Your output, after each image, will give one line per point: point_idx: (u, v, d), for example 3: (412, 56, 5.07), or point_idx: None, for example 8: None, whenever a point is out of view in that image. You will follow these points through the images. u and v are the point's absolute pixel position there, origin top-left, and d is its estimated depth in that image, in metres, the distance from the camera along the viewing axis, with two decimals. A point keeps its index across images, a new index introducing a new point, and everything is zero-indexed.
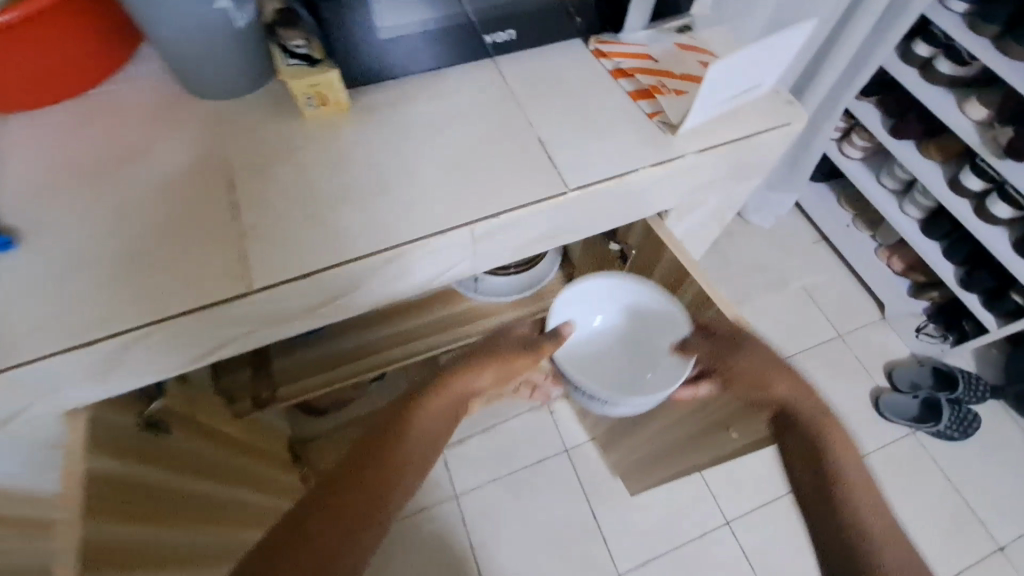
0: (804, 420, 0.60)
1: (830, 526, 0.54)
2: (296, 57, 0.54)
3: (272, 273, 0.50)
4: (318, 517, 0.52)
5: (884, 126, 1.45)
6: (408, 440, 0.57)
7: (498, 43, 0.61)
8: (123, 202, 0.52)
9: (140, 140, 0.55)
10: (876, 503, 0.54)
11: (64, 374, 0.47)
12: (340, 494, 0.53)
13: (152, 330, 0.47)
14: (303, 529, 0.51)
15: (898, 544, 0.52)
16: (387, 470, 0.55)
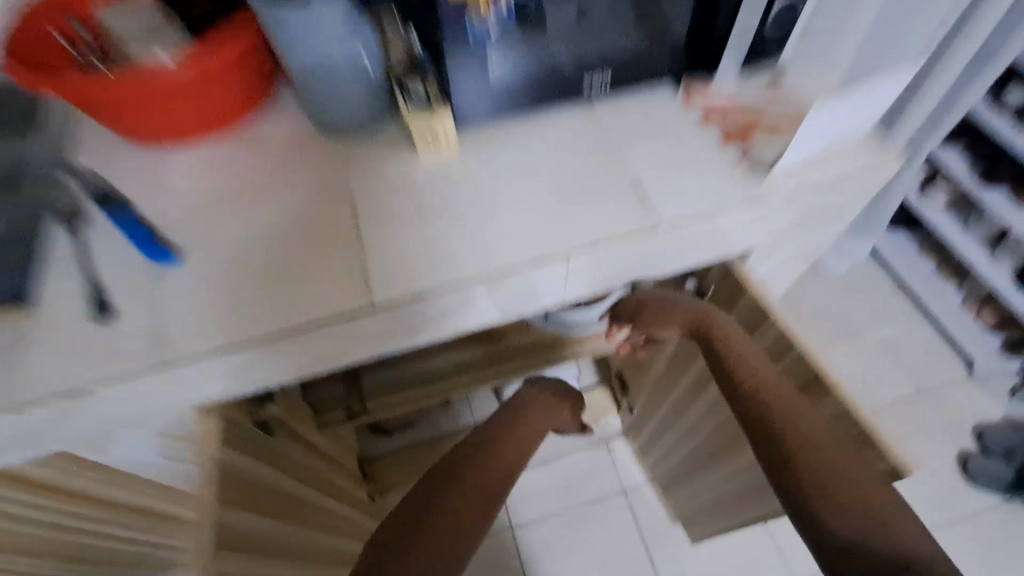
0: (741, 351, 0.62)
1: (755, 427, 0.57)
2: (415, 99, 0.57)
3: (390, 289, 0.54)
4: (443, 499, 0.58)
5: (973, 170, 1.33)
6: (485, 474, 0.64)
7: (594, 88, 0.62)
8: (263, 220, 0.57)
9: (272, 168, 0.60)
10: (799, 404, 0.57)
11: (219, 371, 0.53)
12: (427, 520, 0.55)
13: (287, 334, 0.52)
14: (407, 543, 0.53)
15: (828, 469, 0.52)
16: (480, 492, 0.62)
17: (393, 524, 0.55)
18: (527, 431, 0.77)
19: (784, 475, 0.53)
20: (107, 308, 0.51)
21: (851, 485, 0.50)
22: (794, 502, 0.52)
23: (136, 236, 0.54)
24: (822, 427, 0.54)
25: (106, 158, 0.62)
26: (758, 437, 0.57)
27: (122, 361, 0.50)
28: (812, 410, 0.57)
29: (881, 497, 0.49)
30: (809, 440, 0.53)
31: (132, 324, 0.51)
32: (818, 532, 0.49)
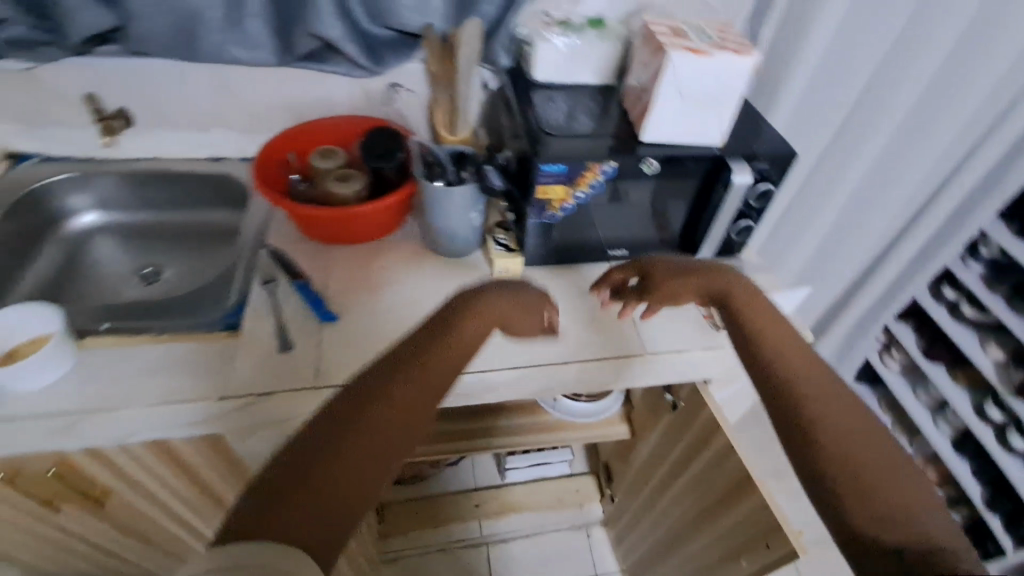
0: (777, 348, 0.69)
1: (785, 417, 0.64)
2: (500, 244, 0.90)
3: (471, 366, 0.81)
4: (339, 440, 0.55)
5: (918, 345, 1.62)
6: (392, 385, 0.61)
7: (616, 254, 0.94)
8: (391, 304, 0.86)
9: (399, 271, 0.91)
10: (832, 389, 0.64)
11: None
12: (376, 410, 0.59)
13: None
14: (325, 459, 0.54)
15: (857, 446, 0.59)
16: (383, 436, 0.58)
17: (298, 444, 0.55)
18: (464, 340, 0.69)
19: (805, 462, 0.60)
20: (288, 343, 0.79)
21: (877, 474, 0.57)
22: (819, 481, 0.59)
23: (313, 300, 0.83)
24: (857, 418, 0.62)
25: (292, 242, 0.94)
26: (794, 429, 0.62)
27: (290, 378, 0.76)
28: (846, 402, 0.63)
29: (909, 509, 0.55)
30: (835, 423, 0.61)
31: (301, 356, 0.79)
32: (837, 518, 0.56)
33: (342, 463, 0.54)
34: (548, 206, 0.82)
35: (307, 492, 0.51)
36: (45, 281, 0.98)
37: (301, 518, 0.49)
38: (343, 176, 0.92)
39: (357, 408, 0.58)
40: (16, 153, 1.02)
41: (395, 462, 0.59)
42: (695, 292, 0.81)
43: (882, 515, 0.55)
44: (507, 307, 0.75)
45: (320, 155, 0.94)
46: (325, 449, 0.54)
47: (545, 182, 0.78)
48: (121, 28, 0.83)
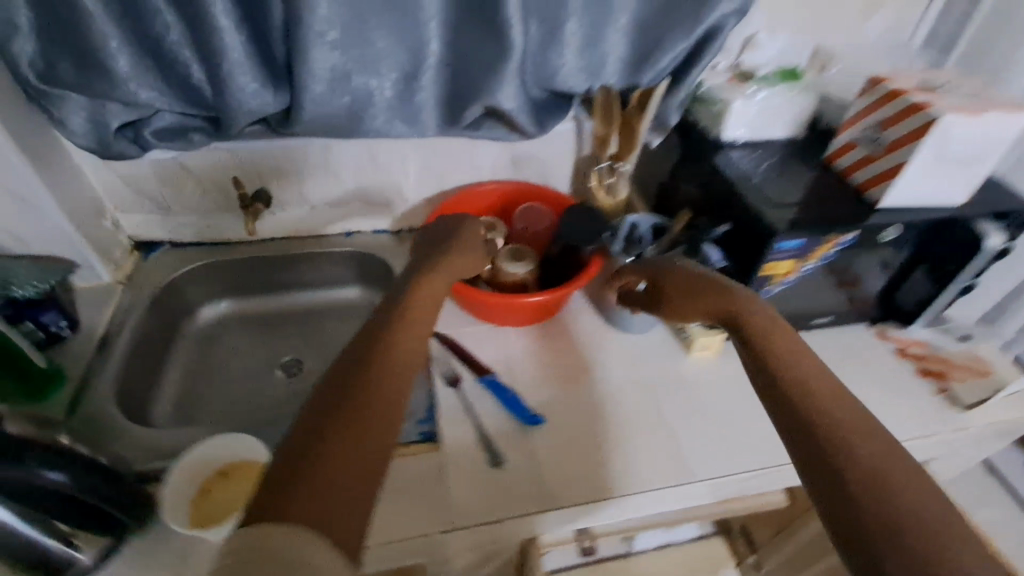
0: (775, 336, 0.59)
1: (798, 402, 0.52)
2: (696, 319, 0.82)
3: (701, 468, 0.72)
4: (324, 432, 0.47)
5: None
6: (389, 348, 0.56)
7: (817, 322, 0.85)
8: (589, 396, 0.78)
9: (585, 355, 0.83)
10: (829, 384, 0.53)
11: (572, 519, 0.68)
12: (371, 380, 0.53)
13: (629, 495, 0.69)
14: (319, 456, 0.46)
15: (892, 461, 0.46)
16: (373, 429, 0.49)
17: (312, 423, 0.48)
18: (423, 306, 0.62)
19: (819, 454, 0.48)
20: (498, 457, 0.71)
21: (904, 479, 0.45)
22: (838, 498, 0.45)
23: (510, 401, 0.75)
24: (847, 417, 0.50)
25: (460, 328, 0.85)
26: (801, 421, 0.51)
27: (512, 500, 0.68)
28: (832, 398, 0.52)
29: (938, 521, 0.43)
30: (854, 436, 0.48)
31: (514, 471, 0.70)
32: (840, 510, 0.45)
33: (334, 470, 0.45)
34: (770, 280, 0.73)
35: (309, 483, 0.44)
36: (185, 382, 0.90)
37: (324, 515, 0.43)
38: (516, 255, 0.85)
39: (361, 390, 0.51)
40: (144, 243, 0.95)
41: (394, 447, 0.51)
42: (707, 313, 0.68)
43: (898, 530, 0.42)
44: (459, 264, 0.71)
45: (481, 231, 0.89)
46: (318, 421, 0.48)
47: (777, 258, 0.70)
48: (289, 113, 0.76)
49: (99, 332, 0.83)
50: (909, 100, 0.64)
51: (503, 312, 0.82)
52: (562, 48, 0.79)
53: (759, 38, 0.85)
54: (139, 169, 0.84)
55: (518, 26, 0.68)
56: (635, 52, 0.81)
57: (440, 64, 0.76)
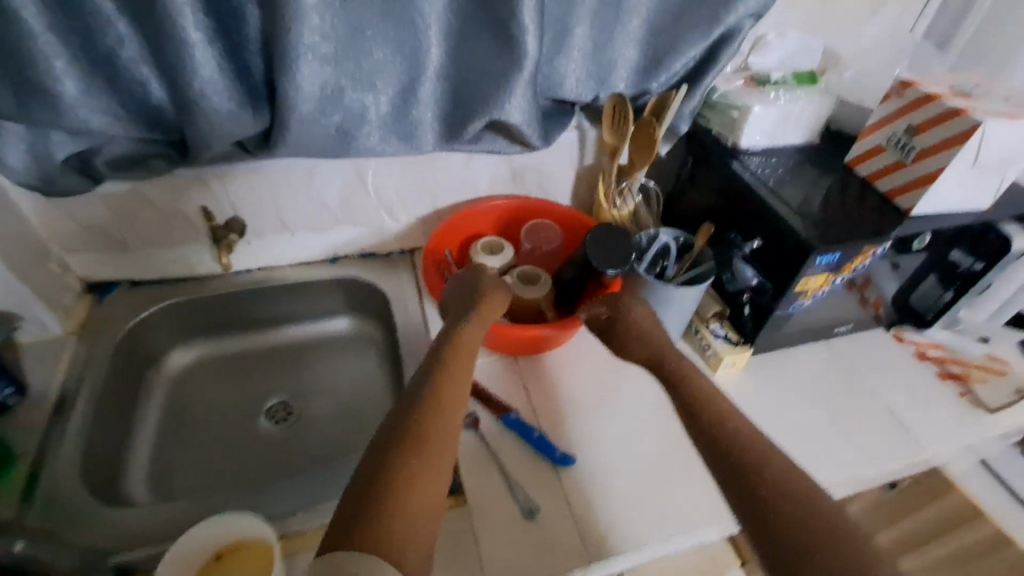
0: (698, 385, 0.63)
1: (718, 448, 0.57)
2: (718, 336, 0.77)
3: None
4: (402, 464, 0.52)
5: None
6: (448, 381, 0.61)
7: (838, 330, 0.83)
8: (619, 429, 0.72)
9: (608, 382, 0.78)
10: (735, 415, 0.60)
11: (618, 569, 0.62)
12: (441, 411, 0.58)
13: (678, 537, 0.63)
14: (397, 480, 0.51)
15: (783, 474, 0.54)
16: (440, 463, 0.54)
17: (388, 450, 0.53)
18: (470, 343, 0.66)
19: (741, 490, 0.54)
20: (532, 509, 0.63)
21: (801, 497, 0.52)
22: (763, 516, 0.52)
23: (537, 441, 0.68)
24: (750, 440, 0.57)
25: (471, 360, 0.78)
26: (715, 451, 0.57)
27: (553, 557, 0.61)
28: (742, 435, 0.57)
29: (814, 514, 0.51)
30: (761, 457, 0.55)
31: (551, 521, 0.63)
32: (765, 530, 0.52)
33: (410, 494, 0.50)
34: (801, 293, 0.69)
35: (389, 506, 0.49)
36: (159, 442, 0.80)
37: (403, 532, 0.48)
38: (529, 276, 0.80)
39: (430, 424, 0.56)
40: (98, 284, 0.83)
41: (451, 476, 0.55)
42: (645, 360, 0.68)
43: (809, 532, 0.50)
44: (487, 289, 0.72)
45: (488, 249, 0.84)
46: (393, 457, 0.52)
47: (811, 273, 0.66)
48: (269, 132, 0.67)
49: (53, 393, 0.72)
50: (948, 106, 0.62)
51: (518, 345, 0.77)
52: (568, 52, 0.73)
53: (767, 39, 0.82)
54: (90, 202, 0.73)
55: (531, 31, 0.62)
56: (645, 55, 0.76)
57: (440, 74, 0.68)
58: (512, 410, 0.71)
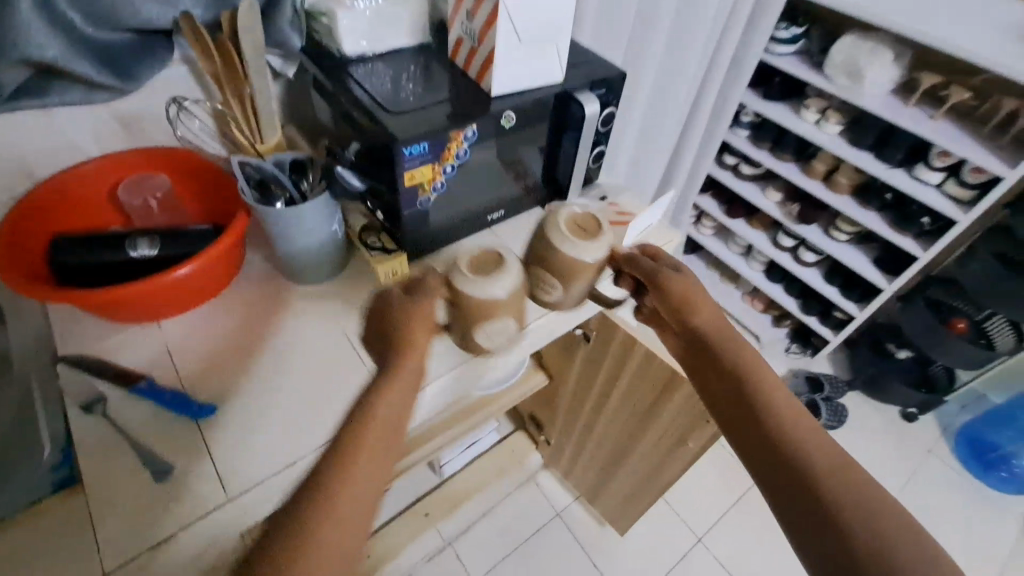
0: (759, 372, 0.63)
1: (778, 442, 0.57)
2: (375, 249, 0.81)
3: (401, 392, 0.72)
4: (297, 524, 0.48)
5: (721, 209, 1.99)
6: (380, 408, 0.56)
7: (493, 217, 0.92)
8: (271, 366, 0.72)
9: (263, 324, 0.77)
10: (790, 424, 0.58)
11: (272, 495, 0.64)
12: (369, 437, 0.55)
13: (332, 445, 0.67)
14: (305, 519, 0.48)
15: (836, 464, 0.54)
16: (354, 484, 0.52)
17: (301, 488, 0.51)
18: (409, 380, 0.59)
19: (781, 474, 0.55)
20: (164, 470, 0.61)
21: (862, 486, 0.52)
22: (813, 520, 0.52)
23: (169, 401, 0.65)
24: (802, 423, 0.58)
25: (109, 338, 0.72)
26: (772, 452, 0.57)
27: (192, 504, 0.60)
28: (812, 431, 0.57)
29: (870, 493, 0.52)
30: (816, 454, 0.55)
31: (190, 473, 0.62)
32: (812, 533, 0.51)
33: (342, 502, 0.50)
34: (418, 190, 0.74)
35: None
36: None
37: (323, 541, 0.48)
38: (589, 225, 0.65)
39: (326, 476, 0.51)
40: None
41: (389, 485, 0.55)
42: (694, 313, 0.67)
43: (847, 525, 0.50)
44: (419, 309, 0.62)
45: (480, 279, 0.59)
46: (290, 509, 0.49)
47: (412, 167, 0.71)
48: None
49: None
50: None
51: (129, 304, 0.69)
52: None
53: None
54: None
55: None
56: None
57: None
58: (142, 376, 0.66)
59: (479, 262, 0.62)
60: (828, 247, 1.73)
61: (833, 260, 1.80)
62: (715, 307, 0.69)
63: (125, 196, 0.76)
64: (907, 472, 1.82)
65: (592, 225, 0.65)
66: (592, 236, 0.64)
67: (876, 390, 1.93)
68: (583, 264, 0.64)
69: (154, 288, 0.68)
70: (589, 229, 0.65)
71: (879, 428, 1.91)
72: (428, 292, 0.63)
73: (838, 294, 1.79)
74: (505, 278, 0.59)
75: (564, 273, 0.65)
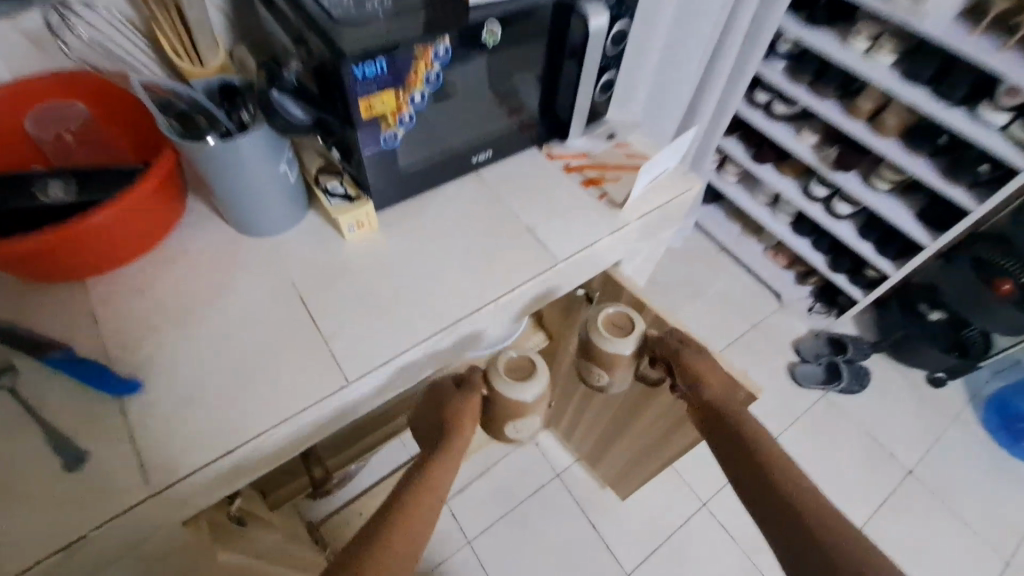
0: (758, 429, 0.61)
1: (779, 500, 0.56)
2: (336, 196, 0.69)
3: (362, 365, 0.63)
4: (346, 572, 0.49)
5: (748, 154, 1.80)
6: (435, 476, 0.61)
7: (481, 159, 0.78)
8: (210, 332, 0.62)
9: (205, 282, 0.66)
10: (788, 476, 0.57)
11: (207, 483, 0.55)
12: (412, 506, 0.57)
13: (278, 427, 0.58)
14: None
15: (830, 520, 0.53)
16: (403, 542, 0.53)
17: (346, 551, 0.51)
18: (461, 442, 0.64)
19: (785, 528, 0.54)
20: (77, 455, 0.52)
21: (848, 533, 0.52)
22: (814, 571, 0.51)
23: (84, 374, 0.55)
24: (802, 484, 0.56)
25: (27, 298, 0.62)
26: (774, 504, 0.56)
27: (110, 496, 0.51)
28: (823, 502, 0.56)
29: (859, 547, 0.51)
30: (810, 506, 0.54)
31: (108, 459, 0.53)
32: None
33: (395, 544, 0.53)
34: (381, 124, 0.62)
35: None
36: None
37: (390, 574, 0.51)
38: (622, 321, 0.72)
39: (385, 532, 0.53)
40: None
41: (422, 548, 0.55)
42: (715, 382, 0.65)
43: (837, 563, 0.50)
44: (459, 406, 0.67)
45: (518, 387, 0.68)
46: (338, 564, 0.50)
47: (366, 93, 0.57)
48: None
49: None
50: None
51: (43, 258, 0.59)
52: None
53: None
54: None
55: None
56: None
57: None
58: (55, 347, 0.55)
59: (517, 365, 0.70)
60: (867, 198, 1.55)
61: (870, 213, 1.63)
62: (721, 369, 0.67)
63: (33, 126, 0.68)
64: (930, 440, 1.72)
65: (625, 321, 0.71)
66: (628, 334, 0.71)
67: (904, 354, 1.80)
68: (621, 357, 0.70)
69: (72, 233, 0.57)
70: (623, 327, 0.71)
71: (903, 394, 1.80)
72: (472, 387, 0.69)
73: (873, 251, 1.63)
74: (535, 384, 0.67)
75: (603, 364, 0.71)
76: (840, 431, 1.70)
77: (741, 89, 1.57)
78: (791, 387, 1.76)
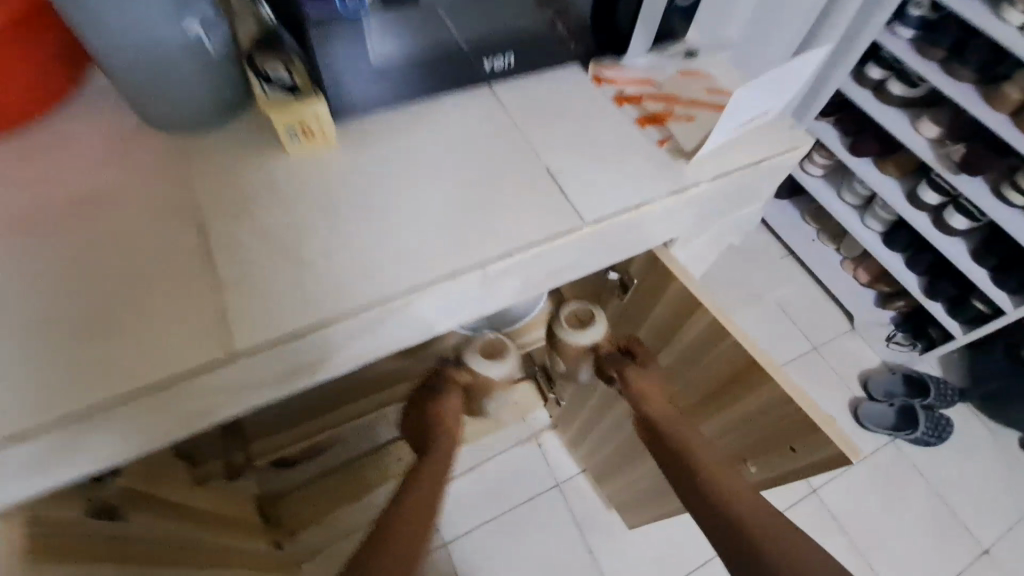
0: (695, 445, 0.64)
1: (730, 531, 0.54)
2: (277, 86, 0.48)
3: (259, 334, 0.44)
4: None
5: (844, 143, 1.48)
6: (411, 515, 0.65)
7: (496, 68, 0.55)
8: (68, 260, 0.46)
9: (83, 190, 0.49)
10: (756, 507, 0.56)
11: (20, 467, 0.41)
12: (395, 547, 0.60)
13: (126, 404, 0.42)
14: None
15: (781, 533, 0.53)
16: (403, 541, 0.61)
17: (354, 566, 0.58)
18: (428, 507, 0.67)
19: (731, 541, 0.54)
20: None
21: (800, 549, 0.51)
22: None
23: None
24: (756, 506, 0.56)
25: None
26: (725, 523, 0.55)
27: None
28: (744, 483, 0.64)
29: (797, 550, 0.51)
30: (763, 524, 0.54)
31: None
32: None
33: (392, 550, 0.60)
34: None
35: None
36: None
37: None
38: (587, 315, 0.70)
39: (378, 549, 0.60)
40: None
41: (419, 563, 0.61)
42: (664, 407, 0.68)
43: None
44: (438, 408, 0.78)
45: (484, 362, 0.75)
46: None
47: None
48: None
49: None
50: None
51: None
52: None
53: None
54: None
55: None
56: None
57: None
58: None
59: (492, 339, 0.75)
60: (995, 212, 1.23)
61: (993, 232, 1.30)
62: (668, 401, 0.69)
63: None
64: (1016, 516, 1.41)
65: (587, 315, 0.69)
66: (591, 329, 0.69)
67: (1000, 409, 1.48)
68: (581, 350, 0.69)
69: None
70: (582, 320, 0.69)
71: (991, 456, 1.48)
72: (441, 395, 0.79)
73: (988, 280, 1.31)
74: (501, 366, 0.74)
75: (558, 349, 0.71)
76: (904, 488, 1.42)
77: (854, 55, 1.25)
78: (851, 427, 1.48)
